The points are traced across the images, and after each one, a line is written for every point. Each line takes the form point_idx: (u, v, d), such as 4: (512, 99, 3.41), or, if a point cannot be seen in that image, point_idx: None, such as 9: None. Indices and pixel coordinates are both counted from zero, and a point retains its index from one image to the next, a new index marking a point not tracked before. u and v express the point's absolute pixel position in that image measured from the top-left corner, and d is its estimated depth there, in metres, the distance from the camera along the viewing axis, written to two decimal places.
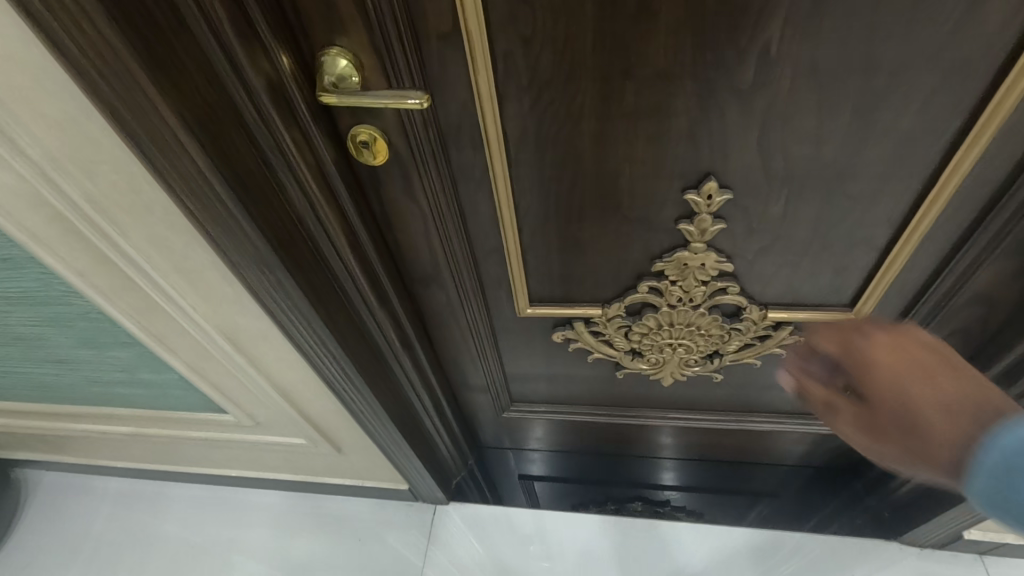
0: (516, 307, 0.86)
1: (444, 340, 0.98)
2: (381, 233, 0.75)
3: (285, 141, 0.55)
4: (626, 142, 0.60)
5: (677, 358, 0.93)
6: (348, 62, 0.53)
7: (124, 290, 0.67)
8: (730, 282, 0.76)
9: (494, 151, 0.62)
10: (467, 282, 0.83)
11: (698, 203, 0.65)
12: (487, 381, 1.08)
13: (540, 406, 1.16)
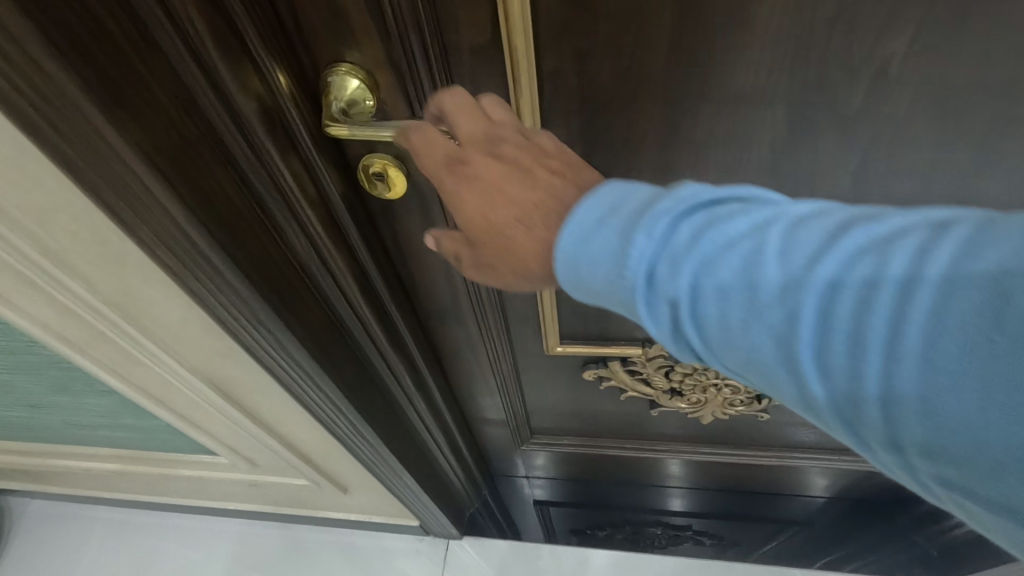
0: (545, 344, 0.77)
1: (462, 376, 0.88)
2: (397, 270, 0.65)
3: (285, 179, 0.45)
4: (693, 175, 0.50)
5: (720, 397, 0.84)
6: (361, 82, 0.43)
7: (96, 343, 0.57)
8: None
9: None
10: (492, 320, 0.74)
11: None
12: (507, 415, 0.99)
13: (562, 439, 1.07)
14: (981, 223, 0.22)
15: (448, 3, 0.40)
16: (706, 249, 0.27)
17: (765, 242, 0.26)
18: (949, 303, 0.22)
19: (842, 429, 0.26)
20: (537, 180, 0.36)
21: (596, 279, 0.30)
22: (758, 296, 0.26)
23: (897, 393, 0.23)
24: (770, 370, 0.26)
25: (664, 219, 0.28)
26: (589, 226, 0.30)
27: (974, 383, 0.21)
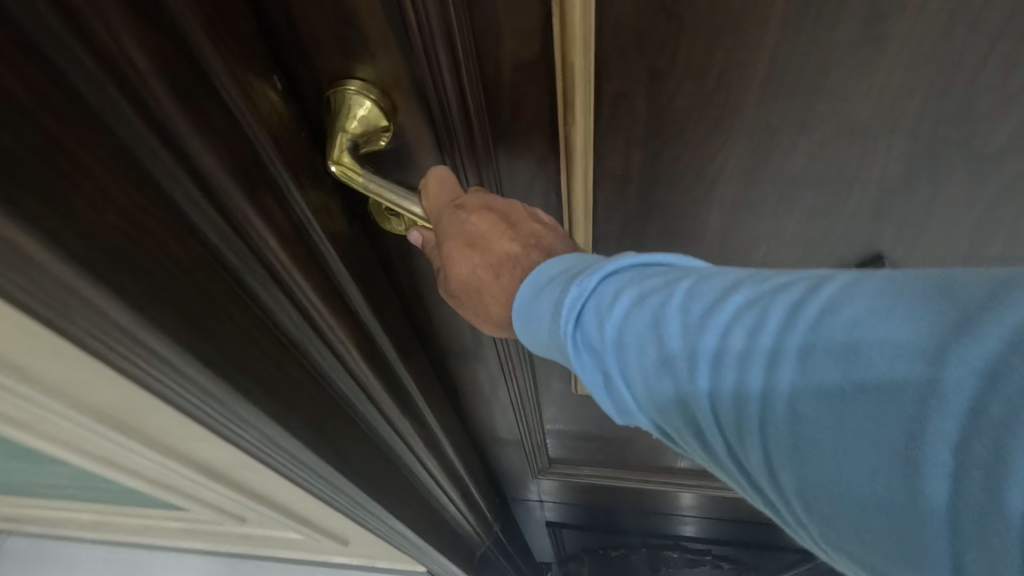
0: (574, 383, 0.69)
1: (479, 412, 0.80)
2: (405, 323, 0.55)
3: (278, 252, 0.34)
4: (776, 216, 0.41)
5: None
6: (375, 103, 0.34)
7: (47, 419, 0.48)
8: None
9: (580, 223, 0.43)
10: (517, 359, 0.65)
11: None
12: (526, 448, 0.91)
13: (583, 469, 1.00)
14: (844, 283, 0.24)
15: (488, 8, 0.31)
16: (619, 306, 0.30)
17: (665, 298, 0.29)
18: (805, 357, 0.23)
19: (753, 483, 0.28)
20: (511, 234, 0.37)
21: (544, 332, 0.33)
22: (666, 346, 0.28)
23: (770, 434, 0.25)
24: (681, 415, 0.29)
25: (594, 283, 0.32)
26: (544, 285, 0.34)
27: (832, 437, 0.22)
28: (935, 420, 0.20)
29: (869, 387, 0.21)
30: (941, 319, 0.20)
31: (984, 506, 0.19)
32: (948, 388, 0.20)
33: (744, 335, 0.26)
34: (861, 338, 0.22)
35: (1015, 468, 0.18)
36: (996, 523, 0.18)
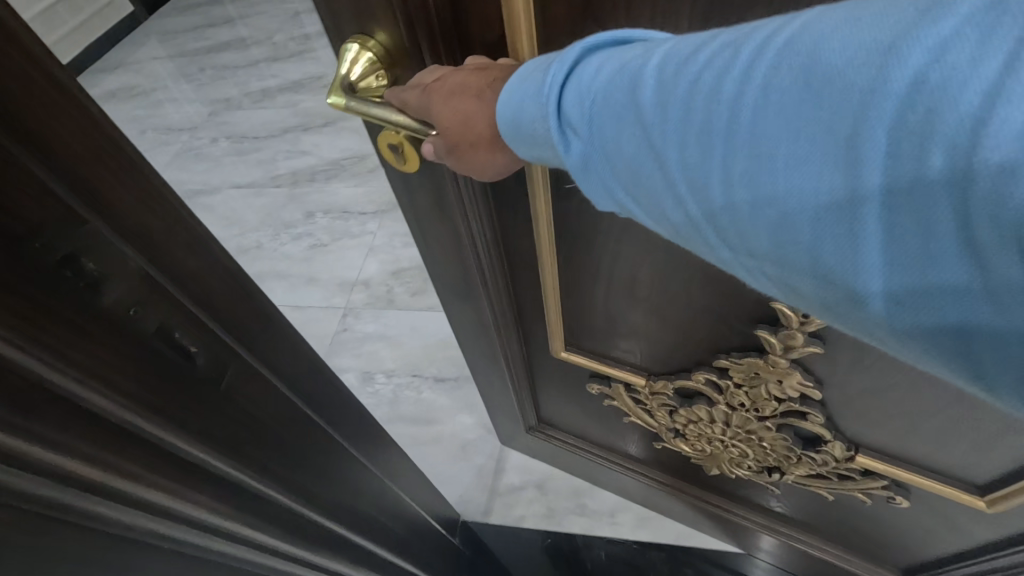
0: (551, 347, 0.76)
1: (472, 360, 0.90)
2: (317, 450, 0.49)
3: (131, 473, 0.29)
4: None
5: (728, 455, 0.78)
6: (374, 57, 0.43)
7: None
8: (815, 408, 0.60)
9: (540, 194, 0.51)
10: (503, 310, 0.73)
11: (790, 315, 0.49)
12: (514, 404, 1.00)
13: (570, 437, 1.06)
14: (815, 10, 0.21)
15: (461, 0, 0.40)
16: (598, 73, 0.27)
17: (645, 60, 0.26)
18: (772, 81, 0.21)
19: (705, 243, 0.26)
20: (487, 69, 0.37)
21: (529, 121, 0.30)
22: (640, 102, 0.25)
23: (732, 172, 0.23)
24: (647, 180, 0.26)
25: (575, 61, 0.28)
26: (526, 76, 0.31)
27: (788, 150, 0.21)
28: (878, 101, 0.19)
29: (826, 100, 0.20)
30: (904, 12, 0.19)
31: (917, 181, 0.18)
32: (896, 81, 0.18)
33: (715, 76, 0.23)
34: (828, 52, 0.20)
35: (947, 123, 0.17)
36: (920, 210, 0.19)
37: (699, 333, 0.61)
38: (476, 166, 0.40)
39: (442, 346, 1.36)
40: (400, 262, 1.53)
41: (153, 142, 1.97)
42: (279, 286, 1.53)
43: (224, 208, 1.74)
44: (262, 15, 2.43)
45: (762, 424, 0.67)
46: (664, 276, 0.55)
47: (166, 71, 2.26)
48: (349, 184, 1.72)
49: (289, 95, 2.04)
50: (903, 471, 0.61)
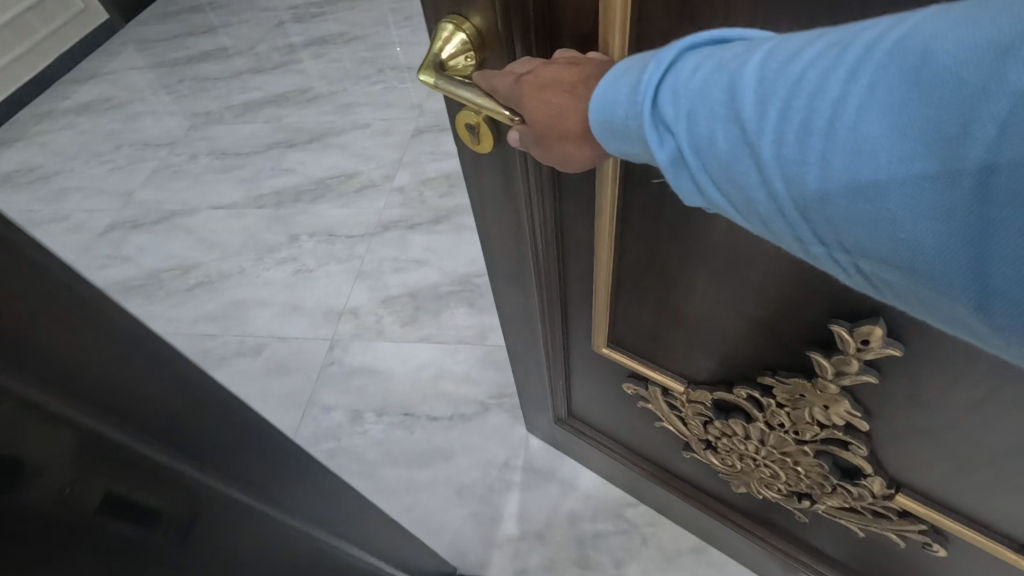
0: (593, 342, 0.77)
1: (512, 343, 0.92)
2: (266, 553, 0.45)
3: None
4: None
5: (758, 475, 0.77)
6: (467, 37, 0.45)
7: None
8: (858, 439, 0.59)
9: (606, 189, 0.52)
10: (552, 298, 0.75)
11: (847, 339, 0.49)
12: (547, 393, 1.01)
13: (596, 435, 1.06)
14: (928, 10, 0.22)
15: None
16: (697, 68, 0.28)
17: (746, 60, 0.26)
18: (878, 80, 0.21)
19: (793, 237, 0.27)
20: (583, 64, 0.38)
21: (619, 117, 0.31)
22: (738, 96, 0.26)
23: (829, 167, 0.23)
24: (738, 174, 0.26)
25: (672, 59, 0.29)
26: (620, 73, 0.31)
27: (891, 146, 0.21)
28: (992, 98, 0.19)
29: (934, 99, 0.20)
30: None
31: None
32: (1014, 77, 0.18)
33: (819, 75, 0.23)
34: (940, 51, 0.20)
35: None
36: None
37: (752, 348, 0.60)
38: (559, 157, 0.41)
39: (437, 381, 1.40)
40: (389, 290, 1.59)
41: (129, 158, 2.14)
42: (264, 314, 1.61)
43: (204, 230, 1.84)
44: (243, 25, 2.65)
45: (800, 448, 0.66)
46: (722, 286, 0.55)
47: (144, 82, 2.44)
48: (335, 206, 1.81)
49: (271, 110, 2.20)
50: (949, 519, 0.59)
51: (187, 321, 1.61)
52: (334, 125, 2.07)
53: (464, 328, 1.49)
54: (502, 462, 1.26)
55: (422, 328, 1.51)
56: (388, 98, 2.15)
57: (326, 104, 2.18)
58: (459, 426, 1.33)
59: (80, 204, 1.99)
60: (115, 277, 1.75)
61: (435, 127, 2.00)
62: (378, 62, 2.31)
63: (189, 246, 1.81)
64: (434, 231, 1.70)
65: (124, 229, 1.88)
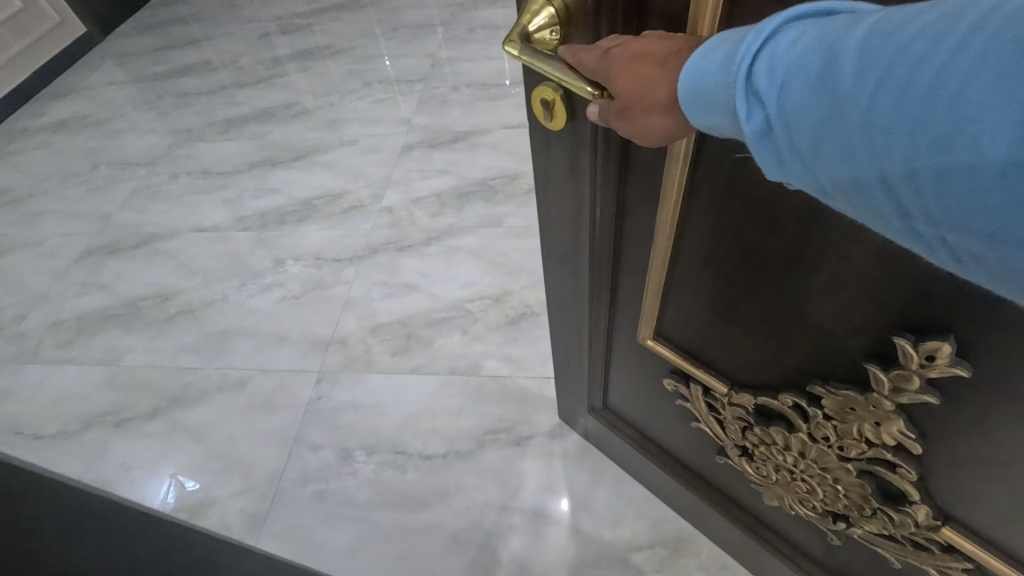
0: (638, 332, 0.77)
1: (557, 327, 0.94)
2: None
3: None
4: (844, 232, 0.46)
5: (793, 489, 0.75)
6: (554, 12, 0.46)
7: None
8: (908, 462, 0.57)
9: (672, 171, 0.53)
10: (602, 285, 0.76)
11: (911, 353, 0.47)
12: (585, 380, 1.02)
13: (629, 430, 1.06)
14: None
15: None
16: (799, 40, 0.30)
17: (850, 33, 0.28)
18: (982, 52, 0.23)
19: (879, 206, 0.29)
20: (675, 36, 0.39)
21: (711, 88, 0.34)
22: (837, 68, 0.28)
23: (919, 137, 0.25)
24: (827, 143, 0.29)
25: (772, 30, 0.31)
26: (714, 47, 0.34)
27: (989, 116, 0.23)
28: None
29: None
30: None
31: None
32: None
33: (923, 45, 0.25)
34: None
35: None
36: None
37: (805, 355, 0.59)
38: (640, 129, 0.42)
39: (430, 416, 1.51)
40: (379, 317, 1.74)
41: (107, 178, 2.38)
42: (247, 344, 1.74)
43: (185, 256, 2.03)
44: (224, 37, 3.07)
45: (841, 465, 0.64)
46: (779, 285, 0.55)
47: (122, 99, 2.78)
48: (321, 229, 2.03)
49: (255, 127, 2.49)
50: (993, 558, 0.57)
51: (168, 354, 1.75)
52: (322, 142, 2.35)
53: (458, 358, 1.62)
54: (498, 504, 1.35)
55: (414, 359, 1.64)
56: (376, 112, 2.45)
57: (310, 121, 2.48)
58: (454, 464, 1.42)
59: (58, 227, 2.21)
60: (93, 305, 1.93)
61: (424, 144, 2.26)
62: (365, 76, 2.65)
63: (168, 273, 1.99)
64: (426, 253, 1.89)
65: (101, 254, 2.08)
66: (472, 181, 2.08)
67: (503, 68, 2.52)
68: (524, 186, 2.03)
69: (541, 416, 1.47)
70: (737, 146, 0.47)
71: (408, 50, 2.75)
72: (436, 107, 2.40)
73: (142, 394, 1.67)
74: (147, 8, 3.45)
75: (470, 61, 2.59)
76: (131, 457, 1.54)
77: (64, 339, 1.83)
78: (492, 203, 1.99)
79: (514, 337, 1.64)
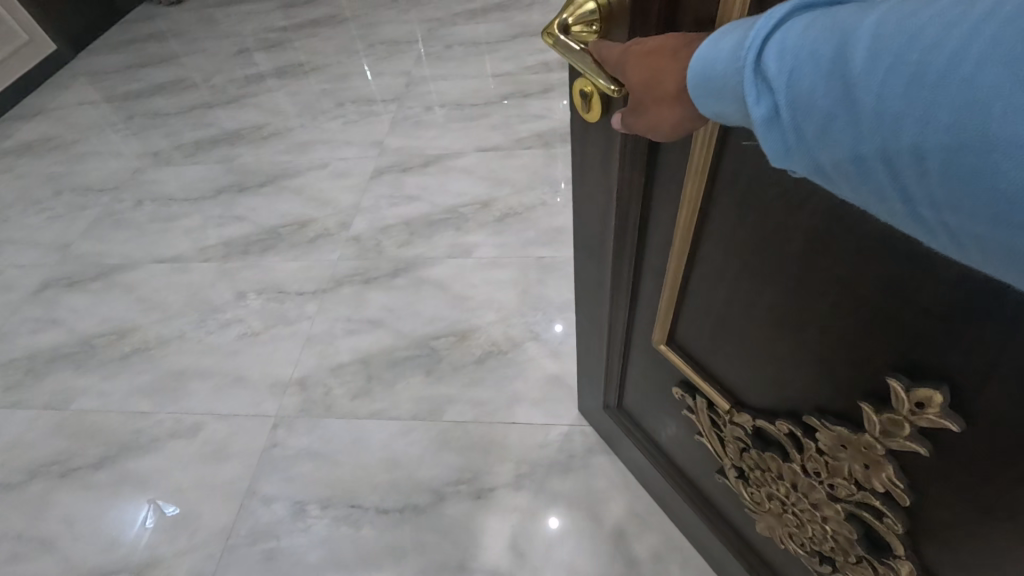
0: (653, 335, 0.82)
1: (582, 319, 1.00)
2: None
3: None
4: (849, 260, 0.48)
5: (784, 521, 0.80)
6: (595, 7, 0.49)
7: None
8: (895, 513, 0.60)
9: (692, 182, 0.56)
10: (624, 281, 0.81)
11: (902, 398, 0.49)
12: (602, 376, 1.08)
13: (638, 431, 1.11)
14: None
15: None
16: (811, 29, 0.33)
17: (860, 21, 0.31)
18: (994, 33, 0.25)
19: (881, 188, 0.31)
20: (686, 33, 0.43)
21: (720, 73, 0.38)
22: (849, 53, 0.31)
23: (932, 117, 0.27)
24: (836, 125, 0.32)
25: (782, 20, 0.34)
26: (726, 33, 0.38)
27: (1001, 95, 0.25)
28: None
29: None
30: None
31: None
32: None
33: (938, 27, 0.27)
34: None
35: None
36: None
37: (801, 376, 0.62)
38: (655, 119, 0.46)
39: (387, 468, 1.47)
40: (340, 358, 1.71)
41: (68, 205, 2.35)
42: (201, 389, 1.70)
43: (143, 289, 2.00)
44: (199, 53, 3.09)
45: (830, 504, 0.68)
46: (779, 300, 0.58)
47: (88, 121, 2.75)
48: (289, 259, 2.01)
49: (224, 150, 2.50)
50: None
51: (120, 398, 1.70)
52: (291, 166, 2.37)
53: (419, 402, 1.59)
54: (457, 563, 1.31)
55: (375, 403, 1.60)
56: (349, 134, 2.48)
57: (282, 143, 2.49)
58: (411, 520, 1.39)
59: (15, 258, 2.17)
60: (46, 342, 1.88)
61: (396, 168, 2.29)
62: (339, 95, 2.69)
63: (125, 308, 1.94)
64: (392, 285, 1.88)
65: (59, 288, 2.04)
66: (443, 208, 2.11)
67: (477, 88, 2.59)
68: (494, 214, 2.05)
69: (503, 467, 1.44)
70: (753, 162, 0.50)
71: (384, 68, 2.81)
72: (410, 129, 2.45)
73: (89, 442, 1.61)
74: (121, 25, 3.46)
75: (445, 80, 2.66)
76: (76, 513, 1.48)
77: (15, 380, 1.77)
78: (463, 232, 2.01)
79: (479, 379, 1.61)
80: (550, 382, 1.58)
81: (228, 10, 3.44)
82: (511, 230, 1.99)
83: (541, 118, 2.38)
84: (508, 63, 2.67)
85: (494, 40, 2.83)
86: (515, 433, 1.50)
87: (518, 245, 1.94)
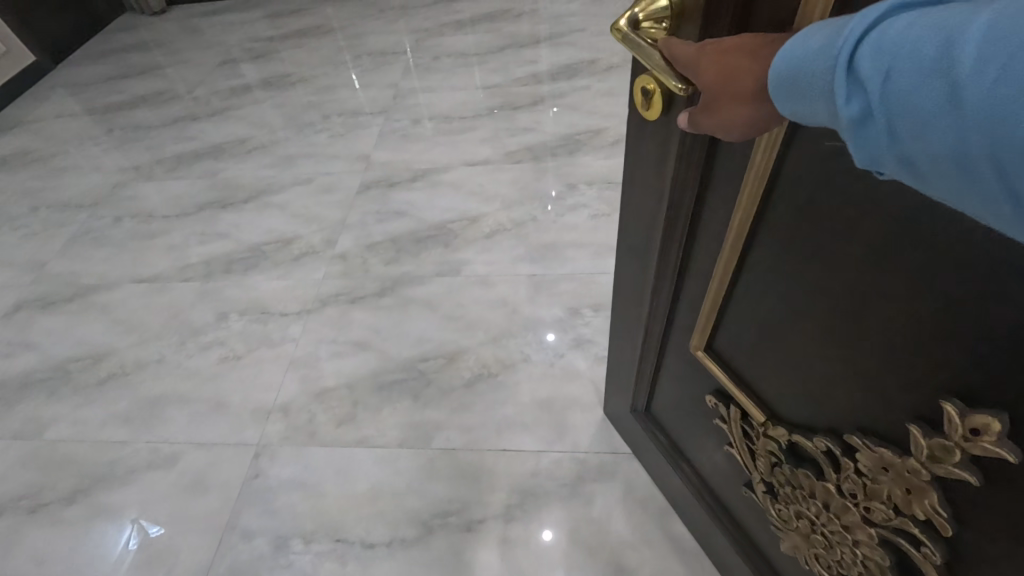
0: (692, 340, 0.76)
1: (621, 313, 0.94)
2: None
3: None
4: (916, 268, 0.42)
5: (812, 543, 0.74)
6: (668, 3, 0.46)
7: None
8: (935, 543, 0.54)
9: (757, 166, 0.50)
10: (666, 277, 0.75)
11: (954, 422, 0.45)
12: (634, 375, 1.02)
13: (666, 439, 1.05)
14: None
15: None
16: (910, 29, 0.27)
17: (974, 19, 0.26)
18: None
19: (991, 201, 0.27)
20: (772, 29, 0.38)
21: (806, 70, 0.33)
22: (958, 57, 0.26)
23: None
24: (935, 139, 0.27)
25: (879, 17, 0.29)
26: (810, 33, 0.33)
27: None
28: None
29: None
30: None
31: None
32: None
33: None
34: None
35: None
36: None
37: (848, 397, 0.56)
38: (724, 120, 0.42)
39: (371, 497, 1.38)
40: (325, 383, 1.62)
41: (42, 222, 2.24)
42: (180, 416, 1.58)
43: (121, 310, 1.89)
44: (184, 65, 3.02)
45: (864, 527, 0.62)
46: (830, 312, 0.53)
47: (66, 134, 2.65)
48: (273, 277, 1.93)
49: (207, 163, 2.41)
50: None
51: (92, 428, 1.58)
52: (274, 181, 2.29)
53: (409, 429, 1.50)
54: None
55: (360, 430, 1.51)
56: (334, 148, 2.42)
57: (265, 157, 2.41)
58: (399, 554, 1.29)
59: None
60: (15, 367, 1.75)
61: (382, 182, 2.23)
62: (325, 108, 2.63)
63: (99, 330, 1.83)
64: (379, 304, 1.81)
65: (31, 309, 1.92)
66: (429, 224, 2.04)
67: (466, 100, 2.55)
68: (483, 230, 1.99)
69: (497, 496, 1.36)
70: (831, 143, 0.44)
71: (372, 80, 2.76)
72: (398, 142, 2.40)
73: (63, 474, 1.49)
74: (103, 36, 3.38)
75: (434, 92, 2.62)
76: (43, 553, 1.36)
77: None
78: (451, 248, 1.95)
79: (472, 402, 1.54)
80: (552, 400, 1.51)
81: (214, 21, 3.38)
82: (501, 245, 1.93)
83: (530, 130, 2.34)
84: (497, 75, 2.64)
85: (483, 51, 2.81)
86: (508, 460, 1.42)
87: (507, 262, 1.88)
